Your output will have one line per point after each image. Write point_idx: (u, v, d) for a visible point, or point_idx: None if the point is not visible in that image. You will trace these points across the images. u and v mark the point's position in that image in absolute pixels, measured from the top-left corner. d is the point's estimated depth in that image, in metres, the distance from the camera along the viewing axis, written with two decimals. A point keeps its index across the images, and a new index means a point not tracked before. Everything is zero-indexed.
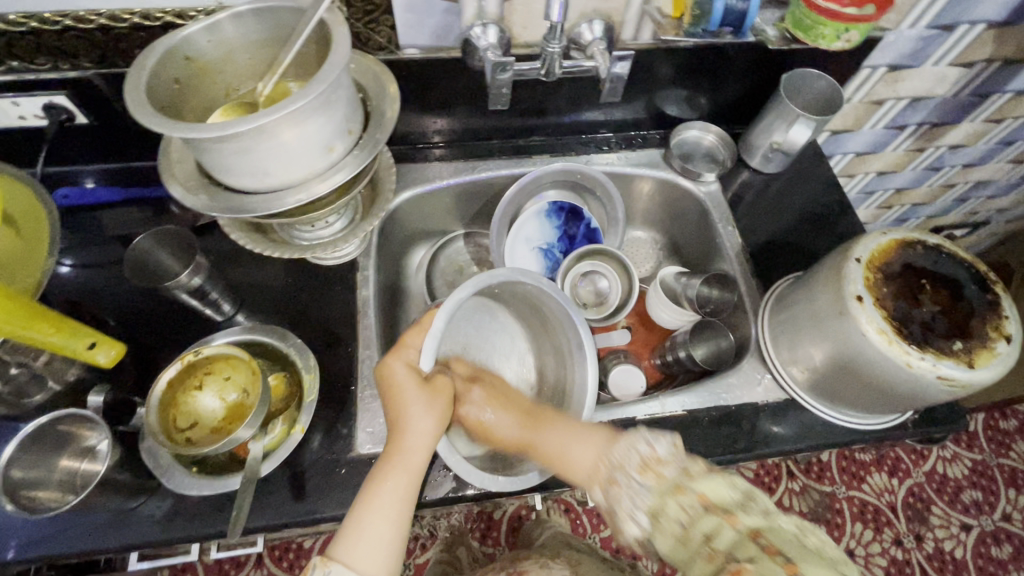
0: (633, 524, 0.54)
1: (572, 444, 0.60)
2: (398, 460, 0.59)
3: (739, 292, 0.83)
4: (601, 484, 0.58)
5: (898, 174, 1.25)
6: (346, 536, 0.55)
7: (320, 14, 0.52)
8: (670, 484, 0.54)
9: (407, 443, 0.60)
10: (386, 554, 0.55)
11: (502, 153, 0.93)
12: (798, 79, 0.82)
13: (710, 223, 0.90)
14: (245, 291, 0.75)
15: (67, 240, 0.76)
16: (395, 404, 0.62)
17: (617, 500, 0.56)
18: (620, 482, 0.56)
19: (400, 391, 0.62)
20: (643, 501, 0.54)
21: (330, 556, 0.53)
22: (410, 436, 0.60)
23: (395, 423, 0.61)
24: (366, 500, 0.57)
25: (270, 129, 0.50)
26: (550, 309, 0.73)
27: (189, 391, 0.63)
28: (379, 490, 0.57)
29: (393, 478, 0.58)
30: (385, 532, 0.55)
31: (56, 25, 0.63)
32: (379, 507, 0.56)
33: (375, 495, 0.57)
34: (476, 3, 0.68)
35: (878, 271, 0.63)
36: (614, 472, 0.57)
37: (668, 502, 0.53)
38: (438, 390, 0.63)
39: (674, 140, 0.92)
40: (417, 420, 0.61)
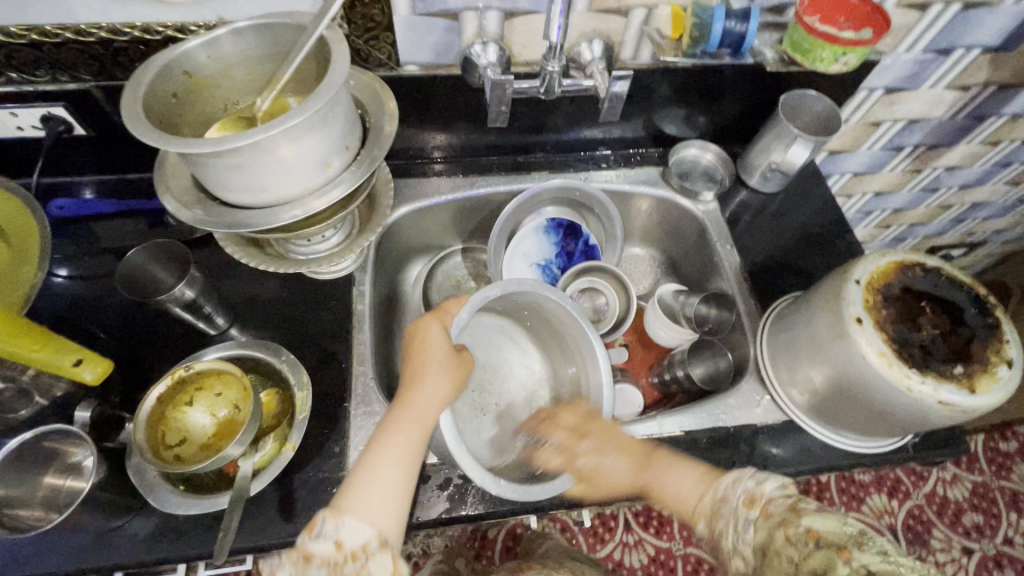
0: (739, 558, 0.54)
1: (677, 479, 0.61)
2: (408, 413, 0.59)
3: (738, 311, 0.83)
4: (703, 515, 0.59)
5: (895, 194, 1.26)
6: (352, 487, 0.54)
7: (320, 32, 0.52)
8: (780, 517, 0.52)
9: (420, 399, 0.60)
10: (392, 505, 0.54)
11: (501, 169, 0.93)
12: (796, 101, 0.82)
13: (709, 242, 0.90)
14: (240, 305, 0.74)
15: (59, 251, 0.76)
16: (418, 359, 0.63)
17: (722, 534, 0.56)
18: (724, 515, 0.57)
19: (424, 353, 0.63)
20: (748, 536, 0.54)
21: (341, 509, 0.52)
22: (422, 396, 0.60)
23: (414, 376, 0.61)
24: (374, 453, 0.56)
25: (267, 145, 0.50)
26: (567, 327, 0.72)
27: (180, 407, 0.62)
28: (388, 443, 0.57)
29: (402, 434, 0.57)
30: (393, 480, 0.55)
31: (56, 39, 0.63)
32: (389, 457, 0.56)
33: (383, 449, 0.56)
34: (476, 22, 0.69)
35: (878, 293, 0.63)
36: (720, 503, 0.58)
37: (776, 536, 0.52)
38: (458, 359, 0.64)
39: (672, 158, 0.93)
40: (434, 383, 0.61)
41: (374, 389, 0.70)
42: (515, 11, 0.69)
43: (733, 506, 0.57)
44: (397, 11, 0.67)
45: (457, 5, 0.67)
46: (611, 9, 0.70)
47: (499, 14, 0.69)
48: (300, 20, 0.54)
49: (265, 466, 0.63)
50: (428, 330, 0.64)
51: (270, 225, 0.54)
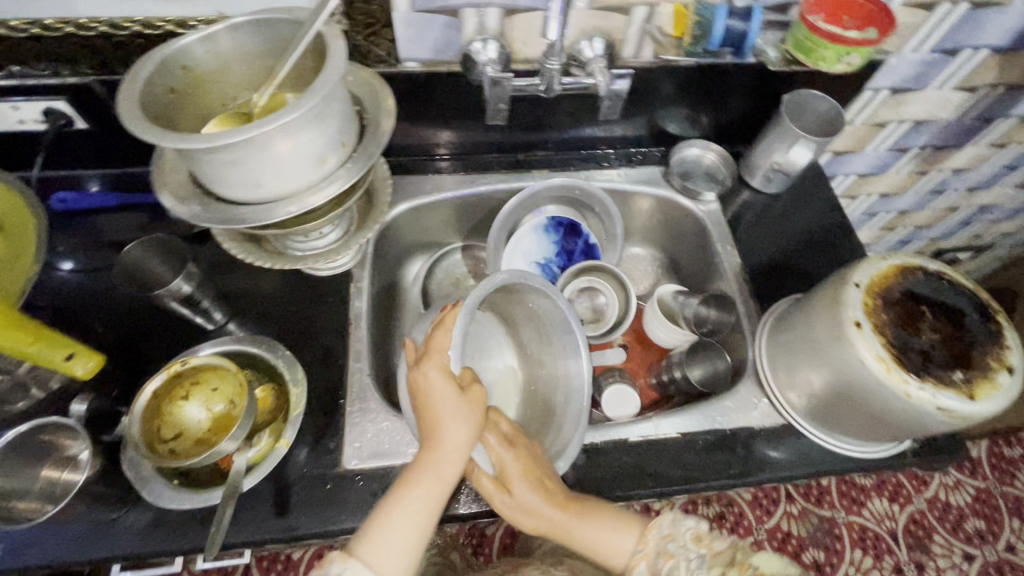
0: None
1: (604, 531, 0.62)
2: (428, 469, 0.57)
3: (737, 313, 0.82)
4: (646, 557, 0.60)
5: (900, 196, 1.24)
6: (366, 534, 0.55)
7: (317, 27, 0.52)
8: (728, 558, 0.56)
9: (440, 453, 0.57)
10: (405, 555, 0.55)
11: (501, 167, 0.93)
12: (801, 101, 0.82)
13: (710, 242, 0.90)
14: (238, 300, 0.74)
15: (60, 244, 0.76)
16: (431, 409, 0.57)
17: (673, 574, 0.57)
18: (674, 554, 0.59)
19: (432, 401, 0.57)
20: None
21: (352, 552, 0.54)
22: (443, 448, 0.57)
23: (429, 428, 0.57)
24: (391, 504, 0.56)
25: (262, 141, 0.50)
26: (554, 320, 0.71)
27: (175, 401, 0.62)
28: (408, 498, 0.56)
29: (420, 489, 0.56)
30: (408, 535, 0.55)
31: (57, 32, 0.63)
32: (408, 511, 0.56)
33: (399, 502, 0.56)
34: (476, 18, 0.69)
35: (878, 297, 0.62)
36: (664, 548, 0.60)
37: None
38: (471, 398, 0.59)
39: (673, 159, 0.92)
40: (452, 433, 0.57)
41: (369, 386, 0.70)
42: (516, 9, 0.69)
43: (682, 544, 0.59)
44: (397, 7, 0.66)
45: (458, 1, 0.66)
46: (613, 7, 0.69)
47: (499, 11, 0.68)
48: (297, 15, 0.54)
49: (260, 462, 0.63)
50: (430, 374, 0.57)
51: (265, 221, 0.54)
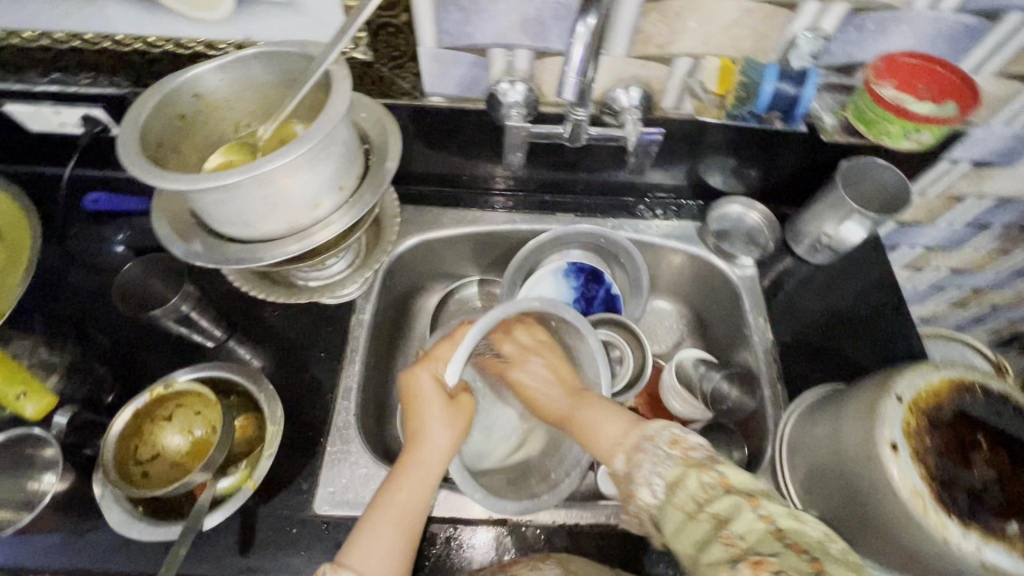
0: (649, 488, 0.52)
1: (600, 418, 0.60)
2: (411, 472, 0.58)
3: (762, 396, 0.75)
4: (624, 450, 0.56)
5: (976, 273, 1.11)
6: (352, 544, 0.53)
7: (324, 66, 0.50)
8: (697, 462, 0.51)
9: (422, 454, 0.58)
10: (394, 562, 0.53)
11: (526, 208, 0.88)
12: (862, 170, 0.74)
13: (741, 311, 0.82)
14: (241, 319, 0.74)
15: (83, 244, 0.78)
16: (415, 417, 0.61)
17: (639, 466, 0.54)
18: (646, 450, 0.54)
19: (420, 405, 0.61)
20: (663, 470, 0.52)
21: (341, 563, 0.51)
22: (424, 451, 0.59)
23: (414, 430, 0.60)
24: (377, 507, 0.56)
25: (251, 184, 0.48)
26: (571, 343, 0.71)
27: (157, 422, 0.62)
28: (389, 501, 0.56)
29: (402, 494, 0.56)
30: (394, 540, 0.54)
31: (96, 46, 0.65)
32: (391, 518, 0.55)
33: (379, 508, 0.56)
34: (505, 58, 0.65)
35: (923, 416, 0.53)
36: (642, 441, 0.55)
37: (688, 478, 0.50)
38: (457, 404, 0.62)
39: (712, 215, 0.85)
40: (434, 435, 0.59)
41: (354, 426, 0.68)
42: (547, 51, 0.64)
43: (655, 446, 0.54)
44: (423, 43, 0.64)
45: (485, 40, 0.63)
46: (653, 56, 0.64)
47: (529, 52, 0.64)
48: (310, 51, 0.52)
49: (230, 494, 0.62)
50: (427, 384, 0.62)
51: (250, 262, 0.52)
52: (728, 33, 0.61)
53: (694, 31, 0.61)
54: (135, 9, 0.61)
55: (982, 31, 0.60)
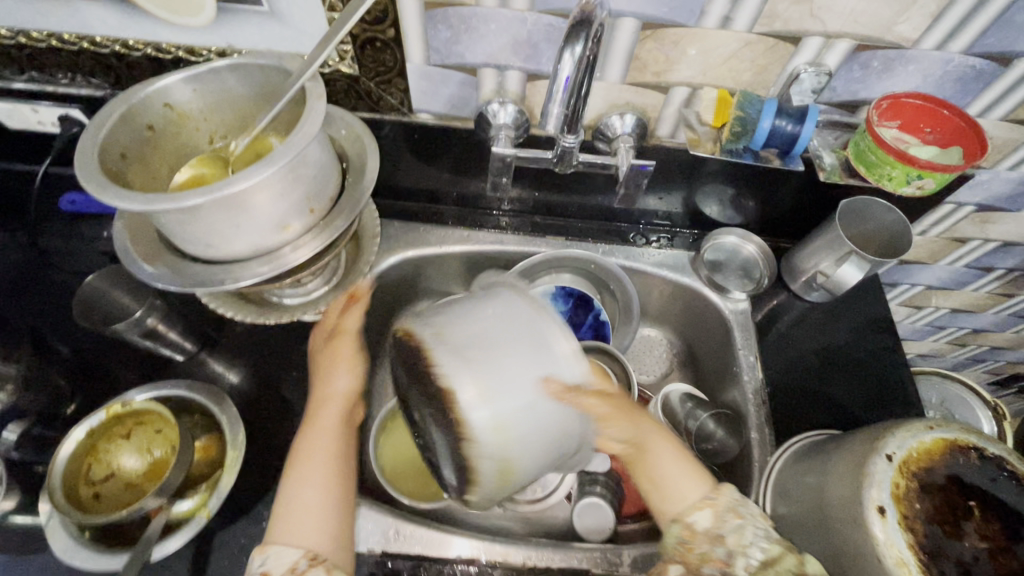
0: (746, 559, 0.51)
1: (679, 469, 0.57)
2: (315, 419, 0.57)
3: (748, 439, 0.72)
4: (712, 506, 0.54)
5: (976, 315, 1.08)
6: (279, 516, 0.50)
7: (300, 82, 0.48)
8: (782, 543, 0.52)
9: (326, 392, 0.59)
10: (327, 516, 0.51)
11: (516, 229, 0.86)
12: (862, 207, 0.72)
13: (731, 347, 0.79)
14: (213, 331, 0.72)
15: (55, 245, 0.76)
16: (321, 375, 0.61)
17: (730, 529, 0.53)
18: (743, 515, 0.53)
19: (325, 366, 0.61)
20: (761, 540, 0.52)
21: (267, 542, 0.49)
22: (330, 393, 0.59)
23: (323, 370, 0.61)
24: (296, 469, 0.53)
25: (214, 206, 0.45)
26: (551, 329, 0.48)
27: (114, 440, 0.59)
28: (314, 445, 0.55)
29: (315, 457, 0.54)
30: (314, 496, 0.51)
31: (73, 46, 0.63)
32: (311, 480, 0.52)
33: (297, 467, 0.53)
34: (496, 79, 0.63)
35: (913, 478, 0.51)
36: (734, 505, 0.54)
37: (785, 556, 0.51)
38: (343, 345, 0.62)
39: (706, 246, 0.83)
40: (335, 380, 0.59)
41: None
42: (539, 74, 0.62)
43: (749, 514, 0.54)
44: (411, 60, 0.61)
45: (475, 60, 0.61)
46: (649, 84, 0.61)
47: (521, 74, 0.62)
48: (287, 65, 0.50)
49: (186, 518, 0.58)
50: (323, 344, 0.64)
51: (210, 285, 0.49)
52: (728, 65, 0.59)
53: (692, 61, 0.58)
54: (112, 12, 0.59)
55: (992, 76, 0.57)
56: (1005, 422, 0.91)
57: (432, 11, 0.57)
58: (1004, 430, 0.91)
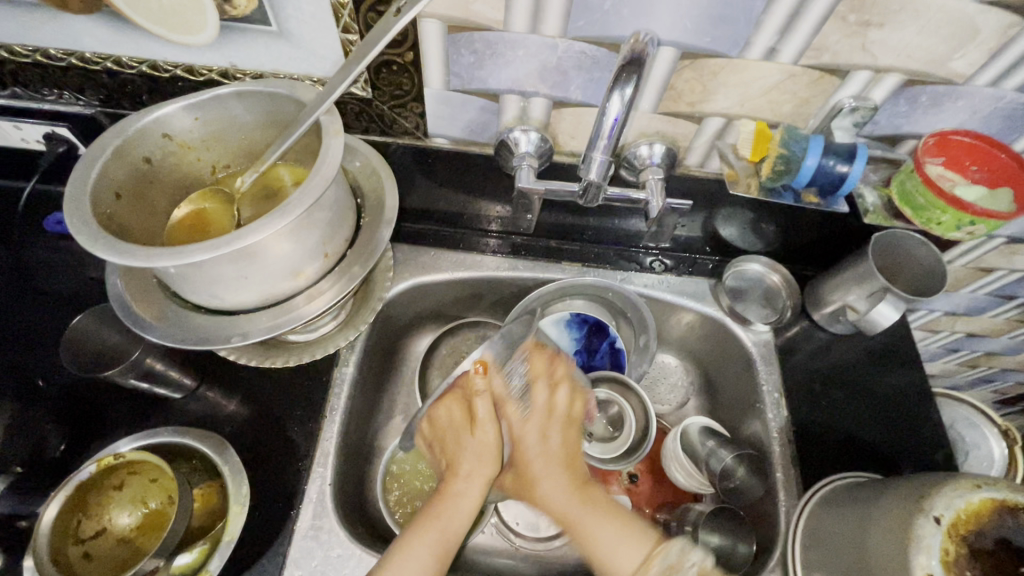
0: None
1: (615, 536, 0.54)
2: (451, 499, 0.56)
3: (774, 480, 0.69)
4: None
5: (991, 339, 1.06)
6: (392, 557, 0.52)
7: (316, 116, 0.44)
8: None
9: (462, 479, 0.57)
10: None
11: (531, 253, 0.80)
12: (896, 242, 0.69)
13: (755, 379, 0.76)
14: (212, 364, 0.67)
15: (39, 269, 0.70)
16: (452, 448, 0.60)
17: None
18: None
19: (457, 435, 0.60)
20: None
21: None
22: (462, 480, 0.57)
23: (455, 455, 0.59)
24: (422, 522, 0.54)
25: (217, 260, 0.42)
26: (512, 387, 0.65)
27: (106, 492, 0.56)
28: (444, 513, 0.55)
29: (441, 522, 0.54)
30: (425, 558, 0.52)
31: (60, 62, 0.58)
32: (427, 539, 0.53)
33: (421, 526, 0.54)
34: (519, 105, 0.59)
35: (963, 543, 0.47)
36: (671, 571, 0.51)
37: None
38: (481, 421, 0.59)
39: (729, 273, 0.79)
40: (472, 463, 0.58)
41: (330, 498, 0.61)
42: (566, 101, 0.58)
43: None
44: (430, 84, 0.57)
45: (499, 86, 0.57)
46: (682, 114, 0.58)
47: (546, 101, 0.58)
48: (299, 95, 0.46)
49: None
50: (456, 420, 0.61)
51: (217, 339, 0.46)
52: (768, 96, 0.55)
53: (730, 92, 0.55)
54: (105, 28, 0.54)
55: None
56: (1016, 446, 0.84)
57: (455, 35, 0.52)
58: (1016, 454, 0.84)
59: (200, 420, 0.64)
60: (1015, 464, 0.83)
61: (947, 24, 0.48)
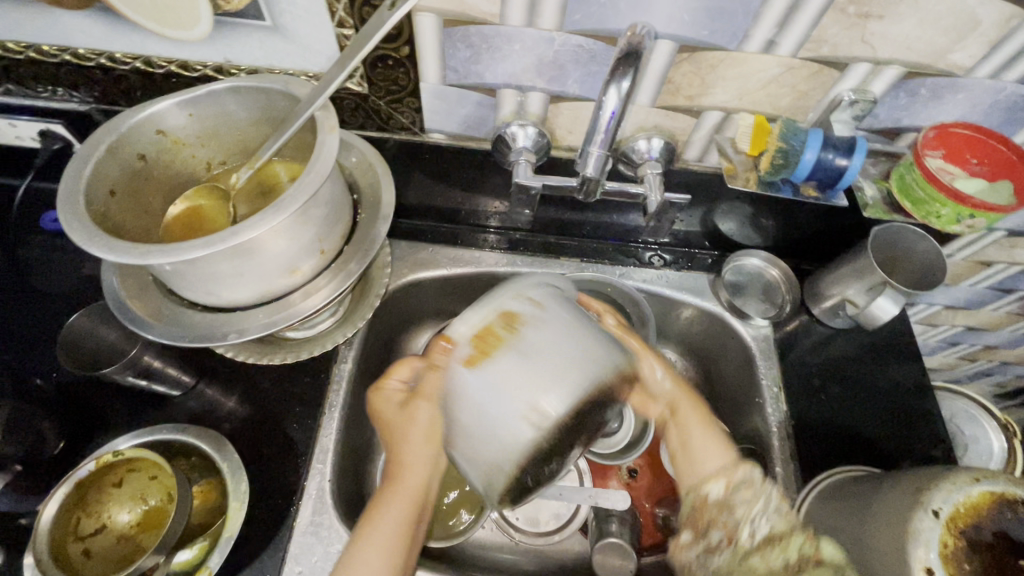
0: (751, 527, 0.53)
1: (703, 437, 0.59)
2: (397, 493, 0.53)
3: (773, 475, 0.69)
4: (726, 477, 0.56)
5: (990, 332, 1.06)
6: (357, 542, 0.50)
7: (310, 112, 0.44)
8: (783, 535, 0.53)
9: (407, 476, 0.53)
10: None
11: (529, 249, 0.80)
12: (895, 236, 0.69)
13: (754, 374, 0.76)
14: (211, 361, 0.67)
15: (37, 267, 0.70)
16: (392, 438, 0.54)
17: (748, 501, 0.55)
18: (755, 488, 0.55)
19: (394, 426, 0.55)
20: (771, 516, 0.54)
21: None
22: (404, 471, 0.53)
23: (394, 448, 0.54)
24: (373, 514, 0.52)
25: (211, 257, 0.41)
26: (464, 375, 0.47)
27: (106, 489, 0.56)
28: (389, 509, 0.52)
29: (401, 496, 0.52)
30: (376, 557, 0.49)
31: (54, 59, 0.57)
32: (377, 538, 0.50)
33: (369, 526, 0.51)
34: (516, 99, 0.58)
35: (961, 536, 0.47)
36: (751, 479, 0.56)
37: (794, 537, 0.53)
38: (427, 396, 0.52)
39: (728, 268, 0.79)
40: (415, 452, 0.53)
41: (330, 495, 0.61)
42: (563, 96, 0.58)
43: (762, 490, 0.55)
44: (426, 78, 0.57)
45: (496, 81, 0.56)
46: (680, 107, 0.57)
47: (543, 95, 0.58)
48: (294, 90, 0.46)
49: (186, 572, 0.54)
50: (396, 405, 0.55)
51: (212, 336, 0.46)
52: (767, 90, 0.55)
53: (728, 85, 0.55)
54: (98, 24, 0.53)
55: None
56: (1016, 439, 0.84)
57: (450, 29, 0.52)
58: (1016, 448, 0.84)
59: (199, 417, 0.64)
60: (1015, 456, 0.83)
61: (947, 15, 0.48)
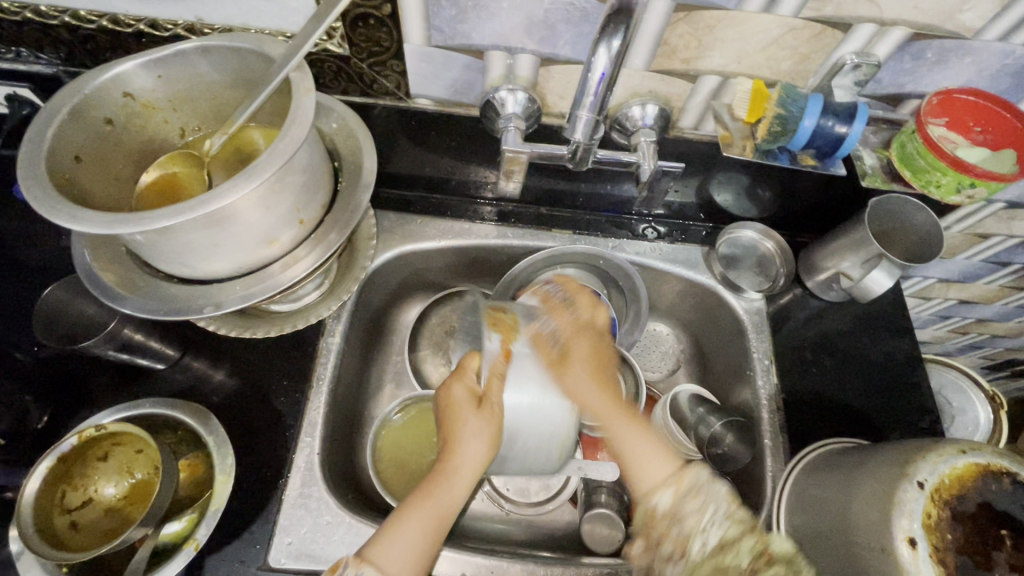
0: (701, 538, 0.53)
1: (649, 449, 0.57)
2: (444, 481, 0.54)
3: (763, 446, 0.69)
4: (675, 487, 0.55)
5: (983, 305, 1.06)
6: (380, 537, 0.50)
7: (283, 73, 0.42)
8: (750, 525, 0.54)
9: (456, 474, 0.54)
10: (416, 566, 0.50)
11: (520, 221, 0.78)
12: (892, 208, 0.67)
13: (745, 348, 0.75)
14: (196, 334, 0.66)
15: (12, 238, 0.68)
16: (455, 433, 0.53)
17: (695, 510, 0.54)
18: (701, 496, 0.55)
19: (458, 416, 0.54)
20: (721, 521, 0.53)
21: (364, 559, 0.48)
22: (457, 461, 0.53)
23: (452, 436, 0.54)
24: (417, 498, 0.53)
25: (181, 228, 0.40)
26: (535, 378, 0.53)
27: (92, 463, 0.55)
28: (436, 495, 0.53)
29: (432, 503, 0.53)
30: (417, 538, 0.50)
31: (14, 16, 0.54)
32: (418, 519, 0.51)
33: (411, 508, 0.52)
34: (505, 62, 0.56)
35: (944, 507, 0.47)
36: (696, 485, 0.56)
37: (745, 540, 0.53)
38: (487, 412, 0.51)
39: (722, 239, 0.77)
40: (470, 447, 0.52)
41: (319, 467, 0.61)
42: (554, 59, 0.55)
43: (712, 493, 0.56)
44: (409, 39, 0.54)
45: (483, 42, 0.54)
46: (676, 72, 0.55)
47: (533, 58, 0.55)
48: (267, 49, 0.43)
49: (175, 544, 0.53)
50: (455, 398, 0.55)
51: (188, 310, 0.45)
52: (766, 53, 0.53)
53: (727, 48, 0.52)
54: None
55: None
56: (1001, 411, 0.85)
57: None
58: (1000, 419, 0.85)
59: (185, 390, 0.63)
60: (999, 427, 0.84)
61: None
